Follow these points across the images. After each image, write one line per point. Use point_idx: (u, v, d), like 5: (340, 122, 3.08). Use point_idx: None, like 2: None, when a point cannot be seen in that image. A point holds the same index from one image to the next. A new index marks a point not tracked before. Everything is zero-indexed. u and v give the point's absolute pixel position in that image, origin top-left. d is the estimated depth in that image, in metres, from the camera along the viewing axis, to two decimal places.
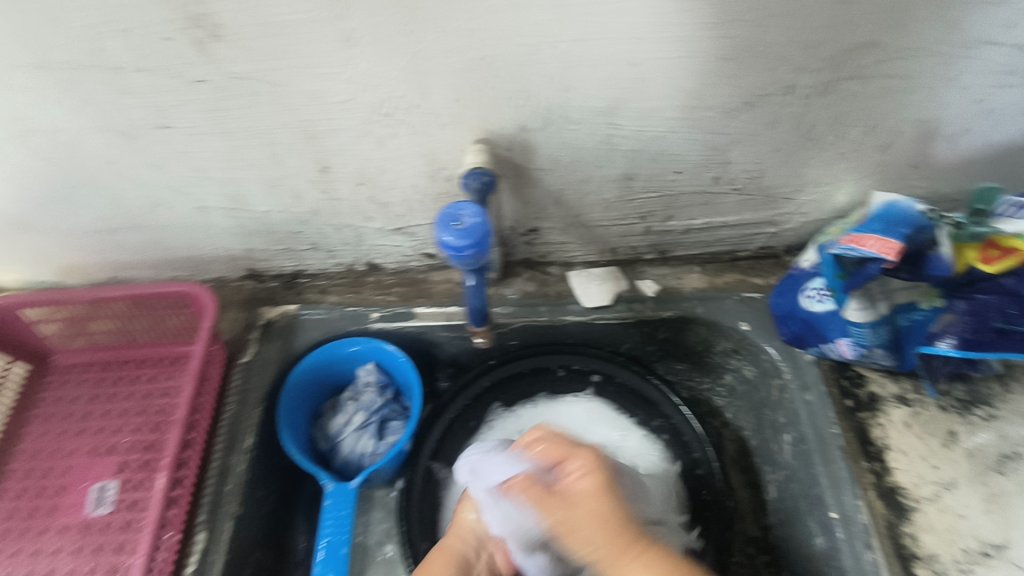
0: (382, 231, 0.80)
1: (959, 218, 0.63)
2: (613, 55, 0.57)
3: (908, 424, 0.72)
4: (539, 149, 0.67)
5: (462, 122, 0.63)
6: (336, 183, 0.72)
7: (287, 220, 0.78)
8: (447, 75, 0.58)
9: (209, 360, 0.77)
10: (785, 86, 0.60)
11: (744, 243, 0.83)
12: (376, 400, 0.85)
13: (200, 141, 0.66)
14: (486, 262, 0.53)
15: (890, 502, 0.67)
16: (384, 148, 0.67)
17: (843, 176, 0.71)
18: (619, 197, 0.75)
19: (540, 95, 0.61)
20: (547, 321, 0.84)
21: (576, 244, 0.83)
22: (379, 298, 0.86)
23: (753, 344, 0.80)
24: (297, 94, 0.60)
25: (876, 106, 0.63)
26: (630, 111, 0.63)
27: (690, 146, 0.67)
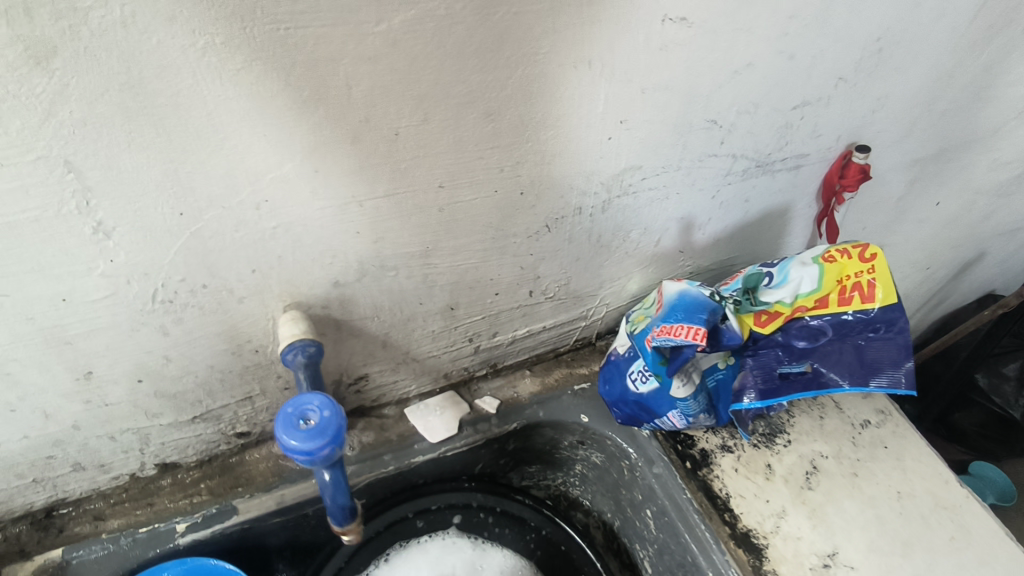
0: (174, 425, 0.66)
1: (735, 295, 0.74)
2: (421, 205, 0.56)
3: (737, 469, 0.81)
4: (357, 300, 0.62)
5: (266, 291, 0.56)
6: (104, 388, 0.57)
7: (32, 448, 0.59)
8: (242, 248, 0.51)
9: None
10: (575, 208, 0.66)
11: (564, 338, 0.88)
12: None
13: None
14: (343, 455, 0.46)
15: (747, 547, 0.75)
16: (169, 336, 0.55)
17: (632, 268, 0.81)
18: (444, 326, 0.73)
19: (351, 250, 0.57)
20: (395, 469, 0.77)
21: (407, 379, 0.79)
22: (183, 503, 0.70)
23: (597, 432, 0.84)
24: (33, 302, 0.47)
25: (646, 212, 0.72)
26: (444, 250, 0.62)
27: (505, 269, 0.69)
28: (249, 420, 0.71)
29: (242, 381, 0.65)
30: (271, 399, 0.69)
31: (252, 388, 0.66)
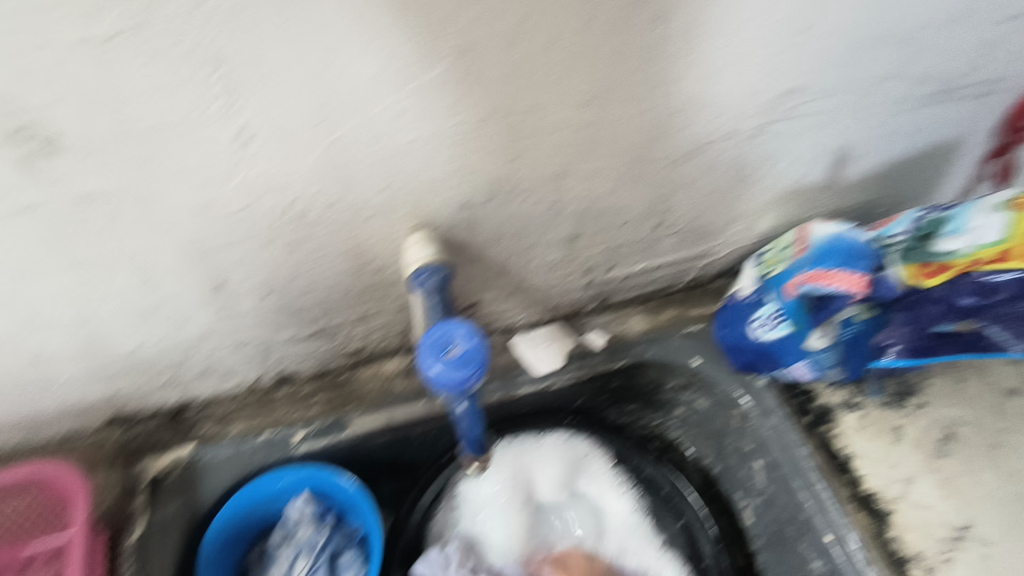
0: (294, 339, 0.66)
1: (906, 239, 0.67)
2: (565, 122, 0.50)
3: (861, 428, 0.75)
4: (483, 224, 0.59)
5: (395, 210, 0.53)
6: (234, 299, 0.57)
7: (167, 352, 0.61)
8: (377, 161, 0.47)
9: (91, 551, 0.60)
10: (726, 132, 0.58)
11: (679, 277, 0.83)
12: (317, 536, 0.70)
13: (33, 283, 0.48)
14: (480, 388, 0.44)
15: (868, 510, 0.70)
16: (297, 251, 0.54)
17: (769, 204, 0.73)
18: (562, 257, 0.69)
19: (485, 169, 0.52)
20: (501, 397, 0.76)
21: (516, 309, 0.76)
22: (299, 415, 0.72)
23: (706, 378, 0.80)
24: (176, 208, 0.46)
25: (801, 141, 0.64)
26: (578, 174, 0.57)
27: (637, 198, 0.63)
28: (362, 339, 0.71)
29: (361, 301, 0.64)
30: (385, 320, 0.68)
31: (369, 308, 0.65)
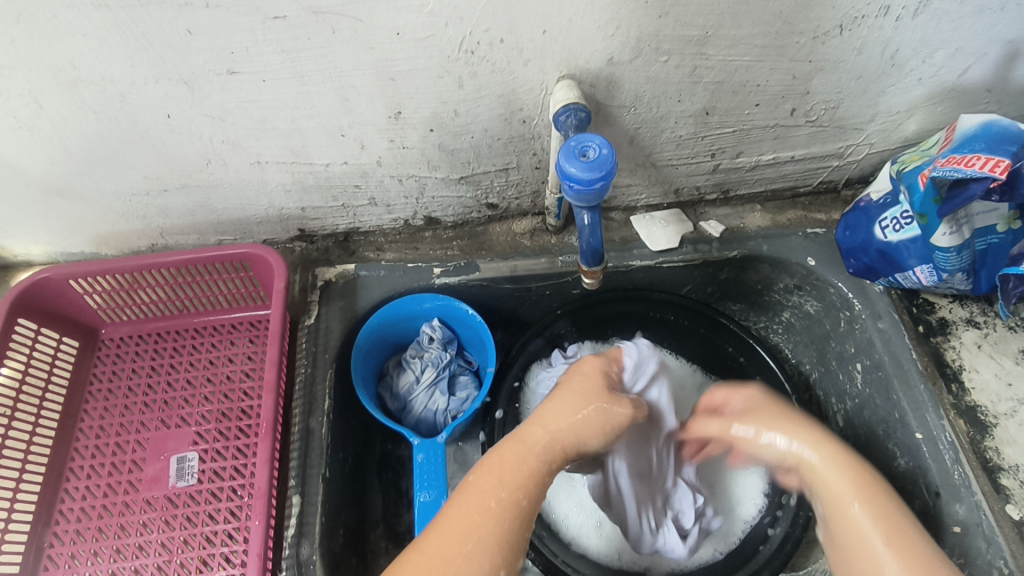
0: (445, 181, 0.77)
1: None
2: None
3: (981, 346, 0.74)
4: (624, 84, 0.65)
5: (549, 57, 0.61)
6: (406, 131, 0.68)
7: (347, 174, 0.74)
8: (540, 3, 0.55)
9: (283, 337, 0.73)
10: (882, 6, 0.59)
11: (807, 178, 0.83)
12: (443, 355, 0.83)
13: (267, 88, 0.62)
14: (602, 201, 0.51)
15: (971, 420, 0.69)
16: (462, 88, 0.64)
17: (918, 102, 0.71)
18: (693, 133, 0.73)
19: (633, 23, 0.58)
20: (614, 267, 0.82)
21: (641, 186, 0.82)
22: (440, 253, 0.84)
23: (820, 278, 0.80)
24: (379, 30, 0.56)
25: (965, 26, 0.62)
26: (721, 39, 0.61)
27: (776, 76, 0.66)
28: (499, 192, 0.80)
29: (505, 150, 0.73)
30: (522, 175, 0.77)
31: (510, 160, 0.75)
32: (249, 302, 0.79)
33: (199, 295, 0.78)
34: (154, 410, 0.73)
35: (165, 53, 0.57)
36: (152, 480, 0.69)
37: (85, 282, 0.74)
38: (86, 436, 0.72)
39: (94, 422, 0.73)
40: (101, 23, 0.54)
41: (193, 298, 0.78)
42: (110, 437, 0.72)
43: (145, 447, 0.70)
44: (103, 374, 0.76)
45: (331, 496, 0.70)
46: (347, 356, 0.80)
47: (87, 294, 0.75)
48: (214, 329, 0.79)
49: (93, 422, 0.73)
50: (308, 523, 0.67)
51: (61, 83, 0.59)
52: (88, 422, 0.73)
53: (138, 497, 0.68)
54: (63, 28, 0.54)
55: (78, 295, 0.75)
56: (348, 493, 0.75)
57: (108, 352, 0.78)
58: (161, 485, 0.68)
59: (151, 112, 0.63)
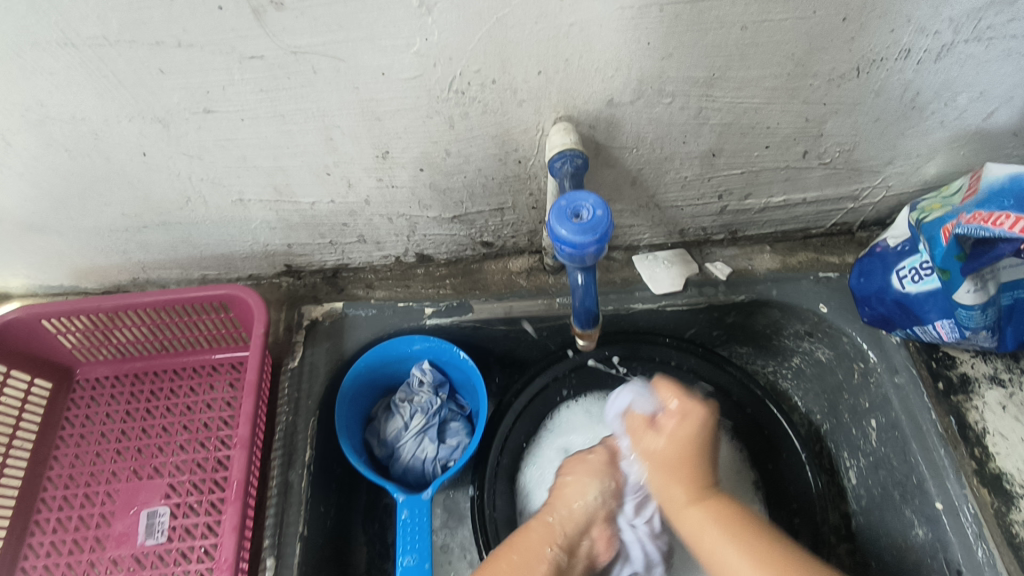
0: (437, 220, 0.74)
1: None
2: (726, 18, 0.50)
3: (1006, 406, 0.69)
4: (625, 125, 0.61)
5: (545, 98, 0.57)
6: (394, 170, 0.65)
7: (334, 212, 0.71)
8: (533, 45, 0.51)
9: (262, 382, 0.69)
10: (903, 49, 0.55)
11: (820, 219, 0.79)
12: (433, 400, 0.79)
13: (247, 127, 0.58)
14: (597, 261, 0.47)
15: (995, 489, 0.65)
16: (453, 129, 0.60)
17: (940, 145, 0.67)
18: (698, 174, 0.69)
19: (635, 64, 0.54)
20: (614, 310, 0.78)
21: (644, 226, 0.78)
22: (432, 292, 0.80)
23: (833, 326, 0.76)
24: (362, 71, 0.53)
25: (992, 70, 0.58)
26: (728, 81, 0.57)
27: (787, 118, 0.62)
28: (494, 230, 0.77)
29: (500, 190, 0.69)
30: (518, 215, 0.74)
31: (505, 200, 0.71)
32: (230, 342, 0.76)
33: (179, 335, 0.74)
34: (126, 459, 0.70)
35: (137, 92, 0.54)
36: (120, 536, 0.65)
37: (58, 321, 0.71)
38: (55, 485, 0.69)
39: (63, 471, 0.70)
40: (68, 62, 0.51)
41: (172, 338, 0.75)
42: (80, 487, 0.68)
43: (115, 499, 0.67)
44: (76, 418, 0.73)
45: (309, 557, 0.67)
46: (331, 400, 0.76)
47: (61, 334, 0.72)
48: (194, 371, 0.76)
49: (62, 471, 0.69)
50: None
51: (29, 121, 0.56)
52: (57, 471, 0.69)
53: (104, 555, 0.64)
54: (29, 66, 0.51)
55: (52, 335, 0.72)
56: (328, 550, 0.71)
57: (83, 393, 0.75)
58: (129, 543, 0.65)
59: (126, 150, 0.60)
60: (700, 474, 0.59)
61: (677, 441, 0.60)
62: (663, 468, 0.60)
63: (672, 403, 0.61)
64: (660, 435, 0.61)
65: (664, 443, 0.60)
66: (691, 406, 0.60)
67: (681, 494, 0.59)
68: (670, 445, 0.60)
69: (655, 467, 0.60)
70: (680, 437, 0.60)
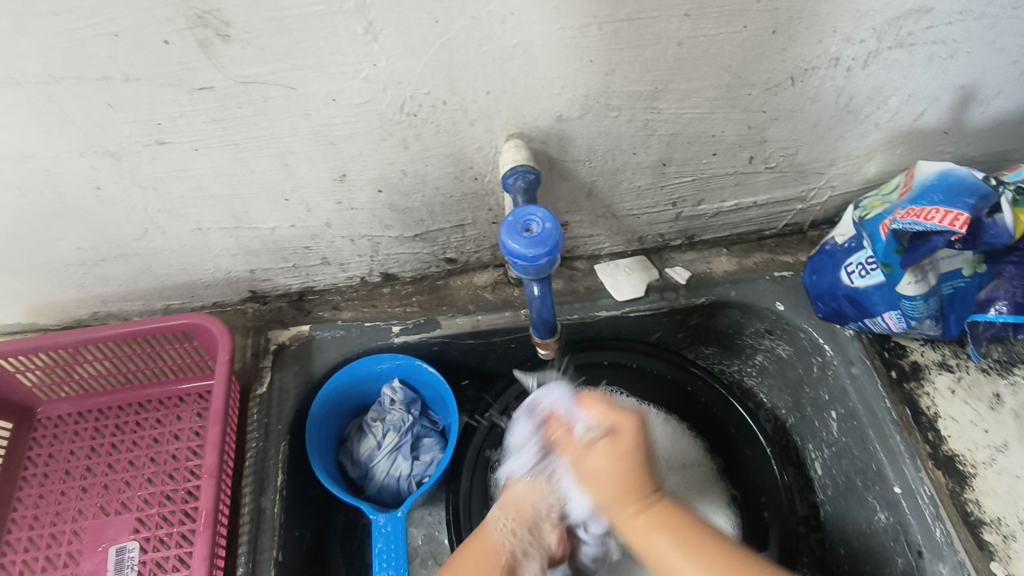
0: (399, 239, 0.74)
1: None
2: (662, 35, 0.53)
3: (955, 391, 0.72)
4: (577, 139, 0.63)
5: (495, 116, 0.58)
6: (353, 192, 0.66)
7: (295, 236, 0.71)
8: (479, 66, 0.53)
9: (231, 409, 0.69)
10: (832, 58, 0.58)
11: (772, 221, 0.82)
12: (405, 417, 0.80)
13: (201, 157, 0.59)
14: (552, 272, 0.49)
15: (950, 471, 0.67)
16: (407, 150, 0.61)
17: (877, 146, 0.70)
18: (651, 183, 0.71)
19: (580, 81, 0.56)
20: (579, 318, 0.79)
21: (604, 235, 0.79)
22: (399, 310, 0.81)
23: (790, 323, 0.78)
24: (313, 98, 0.54)
25: (917, 74, 0.61)
26: (671, 94, 0.59)
27: (730, 126, 0.64)
28: (457, 246, 0.78)
29: (459, 207, 0.70)
30: (479, 231, 0.75)
31: (465, 217, 0.72)
32: (195, 371, 0.75)
33: (142, 367, 0.74)
34: (92, 496, 0.69)
35: (86, 127, 0.54)
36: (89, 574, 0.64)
37: (16, 360, 0.70)
38: (18, 527, 0.67)
39: (27, 511, 0.68)
40: (14, 100, 0.51)
41: (136, 371, 0.74)
42: (44, 527, 0.67)
43: (82, 537, 0.66)
44: (39, 457, 0.72)
45: None
46: (302, 424, 0.76)
47: (20, 372, 0.71)
48: (160, 402, 0.75)
49: (26, 511, 0.68)
50: None
51: None
52: (20, 512, 0.68)
53: None
54: None
55: (11, 374, 0.70)
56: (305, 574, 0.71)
57: (45, 432, 0.73)
58: None
59: (78, 184, 0.60)
60: (639, 479, 0.54)
61: (620, 449, 0.55)
62: (591, 481, 0.55)
63: (604, 410, 0.58)
64: (588, 479, 0.56)
65: (597, 472, 0.55)
66: (622, 417, 0.56)
67: (624, 504, 0.54)
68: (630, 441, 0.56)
69: (597, 480, 0.55)
70: (619, 438, 0.56)
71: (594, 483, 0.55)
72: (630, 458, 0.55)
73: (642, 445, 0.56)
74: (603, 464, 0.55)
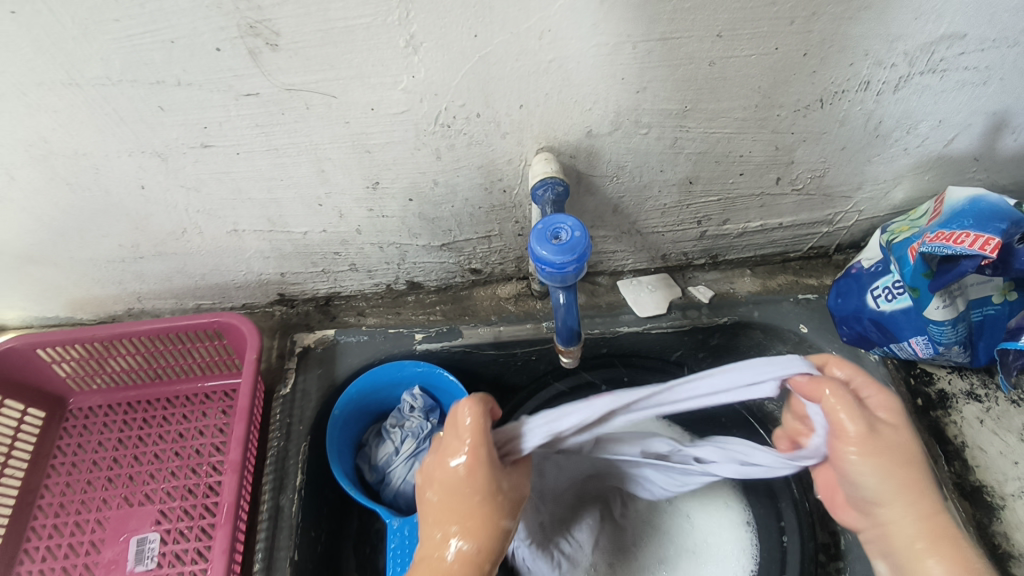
0: (426, 248, 0.76)
1: None
2: (694, 55, 0.54)
3: (983, 421, 0.71)
4: (605, 154, 0.64)
5: (527, 130, 0.60)
6: (384, 200, 0.67)
7: (326, 241, 0.73)
8: (514, 80, 0.55)
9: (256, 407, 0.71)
10: (863, 81, 0.58)
11: (797, 244, 0.82)
12: (424, 425, 0.80)
13: (242, 160, 0.61)
14: (577, 281, 0.49)
15: (977, 501, 0.66)
16: (440, 160, 0.63)
17: (906, 171, 0.70)
18: (677, 201, 0.72)
19: (612, 98, 0.57)
20: (601, 334, 0.79)
21: (628, 251, 0.80)
22: (422, 319, 0.82)
23: (814, 346, 0.77)
24: (353, 106, 0.56)
25: (948, 100, 0.61)
26: (701, 112, 0.60)
27: (758, 146, 0.65)
28: (483, 257, 0.79)
29: (487, 219, 0.72)
30: (505, 242, 0.76)
31: (492, 228, 0.73)
32: (223, 370, 0.77)
33: (172, 363, 0.76)
34: (117, 487, 0.70)
35: (137, 128, 0.57)
36: (110, 563, 0.65)
37: (54, 351, 0.72)
38: (45, 514, 0.69)
39: (55, 499, 0.70)
40: (73, 100, 0.53)
41: (166, 366, 0.76)
42: (69, 515, 0.69)
43: (105, 527, 0.68)
44: (68, 447, 0.74)
45: None
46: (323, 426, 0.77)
47: (56, 363, 0.73)
48: (186, 398, 0.77)
49: (53, 499, 0.70)
50: None
51: (31, 156, 0.58)
52: (47, 499, 0.70)
53: None
54: (34, 104, 0.53)
55: (47, 364, 0.73)
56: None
57: (75, 422, 0.75)
58: (119, 570, 0.65)
59: (125, 183, 0.63)
60: (919, 479, 0.47)
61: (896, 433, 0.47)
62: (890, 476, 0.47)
63: (852, 377, 0.50)
64: (866, 473, 0.47)
65: (880, 466, 0.47)
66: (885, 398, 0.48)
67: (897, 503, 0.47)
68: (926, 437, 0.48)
69: (868, 475, 0.47)
70: (892, 419, 0.48)
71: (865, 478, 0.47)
72: (903, 450, 0.47)
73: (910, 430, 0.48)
74: (884, 457, 0.46)
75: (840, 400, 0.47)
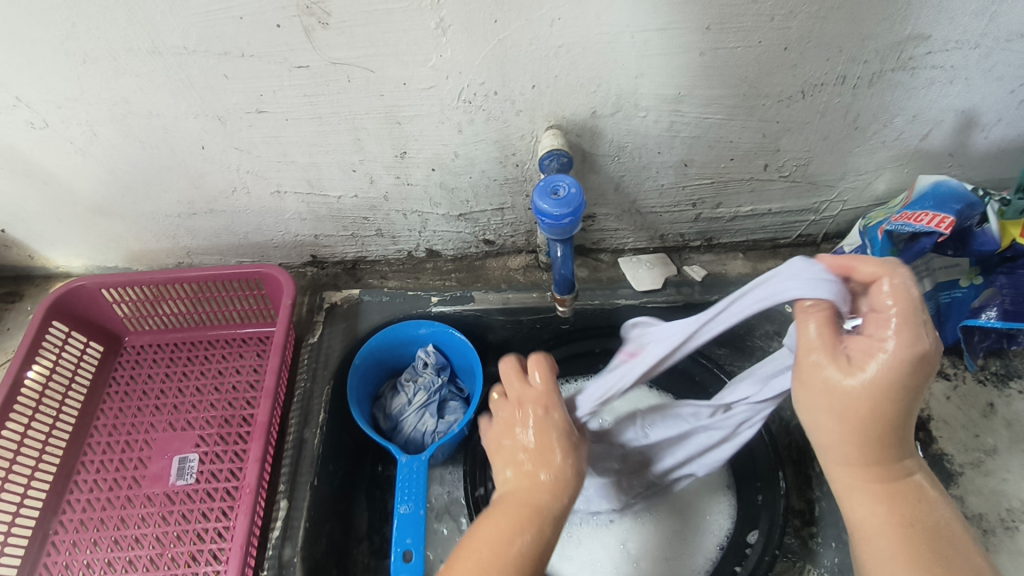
0: (445, 217, 0.84)
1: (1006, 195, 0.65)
2: (686, 45, 0.62)
3: (951, 397, 0.76)
4: (608, 134, 0.72)
5: (538, 109, 0.68)
6: (410, 169, 0.76)
7: (357, 206, 0.82)
8: (528, 62, 0.63)
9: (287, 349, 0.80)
10: (839, 76, 0.65)
11: (786, 230, 0.88)
12: (435, 380, 0.87)
13: (290, 126, 0.70)
14: (573, 234, 0.57)
15: (938, 467, 0.72)
16: (461, 133, 0.71)
17: (886, 163, 0.77)
18: (674, 182, 0.79)
19: (614, 82, 0.65)
20: (600, 305, 0.86)
21: (629, 230, 0.88)
22: (439, 284, 0.91)
23: None
24: (388, 80, 0.65)
25: (920, 97, 0.68)
26: (694, 99, 0.68)
27: (747, 133, 0.72)
28: (496, 228, 0.87)
29: (501, 191, 0.80)
30: (516, 215, 0.84)
31: (505, 201, 0.82)
32: (259, 318, 0.86)
33: (216, 310, 0.85)
34: (162, 414, 0.79)
35: (204, 93, 0.66)
36: (155, 477, 0.74)
37: (115, 292, 0.82)
38: (101, 433, 0.79)
39: (109, 421, 0.80)
40: (154, 65, 0.63)
41: (210, 312, 0.85)
42: (120, 435, 0.78)
43: (152, 446, 0.77)
44: (121, 378, 0.83)
45: (319, 505, 0.75)
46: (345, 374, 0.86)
47: (116, 304, 0.83)
48: (226, 342, 0.86)
49: (108, 421, 0.80)
50: (292, 527, 0.71)
51: (112, 115, 0.68)
52: (103, 421, 0.80)
53: (140, 492, 0.73)
54: (121, 68, 0.63)
55: (108, 304, 0.83)
56: (335, 506, 0.79)
57: (128, 357, 0.85)
58: (162, 483, 0.74)
59: (188, 143, 0.72)
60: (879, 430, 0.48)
61: (880, 380, 0.46)
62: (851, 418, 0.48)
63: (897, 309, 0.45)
64: (830, 410, 0.48)
65: (846, 409, 0.48)
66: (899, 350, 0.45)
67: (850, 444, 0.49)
68: (886, 377, 0.45)
69: (828, 412, 0.48)
70: (884, 371, 0.45)
71: (821, 409, 0.49)
72: (877, 402, 0.46)
73: (904, 387, 0.46)
74: (852, 404, 0.47)
75: (820, 318, 0.47)
